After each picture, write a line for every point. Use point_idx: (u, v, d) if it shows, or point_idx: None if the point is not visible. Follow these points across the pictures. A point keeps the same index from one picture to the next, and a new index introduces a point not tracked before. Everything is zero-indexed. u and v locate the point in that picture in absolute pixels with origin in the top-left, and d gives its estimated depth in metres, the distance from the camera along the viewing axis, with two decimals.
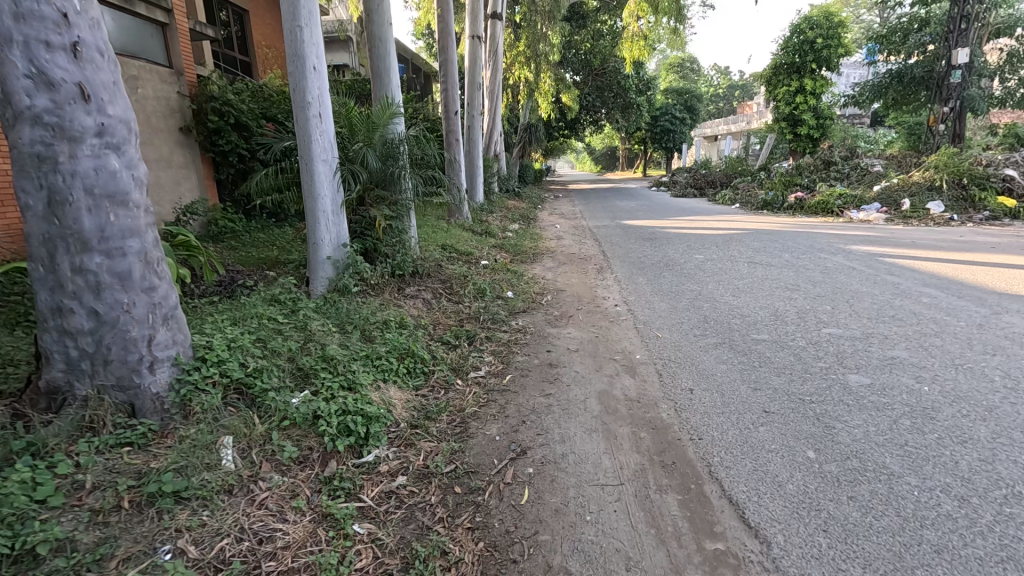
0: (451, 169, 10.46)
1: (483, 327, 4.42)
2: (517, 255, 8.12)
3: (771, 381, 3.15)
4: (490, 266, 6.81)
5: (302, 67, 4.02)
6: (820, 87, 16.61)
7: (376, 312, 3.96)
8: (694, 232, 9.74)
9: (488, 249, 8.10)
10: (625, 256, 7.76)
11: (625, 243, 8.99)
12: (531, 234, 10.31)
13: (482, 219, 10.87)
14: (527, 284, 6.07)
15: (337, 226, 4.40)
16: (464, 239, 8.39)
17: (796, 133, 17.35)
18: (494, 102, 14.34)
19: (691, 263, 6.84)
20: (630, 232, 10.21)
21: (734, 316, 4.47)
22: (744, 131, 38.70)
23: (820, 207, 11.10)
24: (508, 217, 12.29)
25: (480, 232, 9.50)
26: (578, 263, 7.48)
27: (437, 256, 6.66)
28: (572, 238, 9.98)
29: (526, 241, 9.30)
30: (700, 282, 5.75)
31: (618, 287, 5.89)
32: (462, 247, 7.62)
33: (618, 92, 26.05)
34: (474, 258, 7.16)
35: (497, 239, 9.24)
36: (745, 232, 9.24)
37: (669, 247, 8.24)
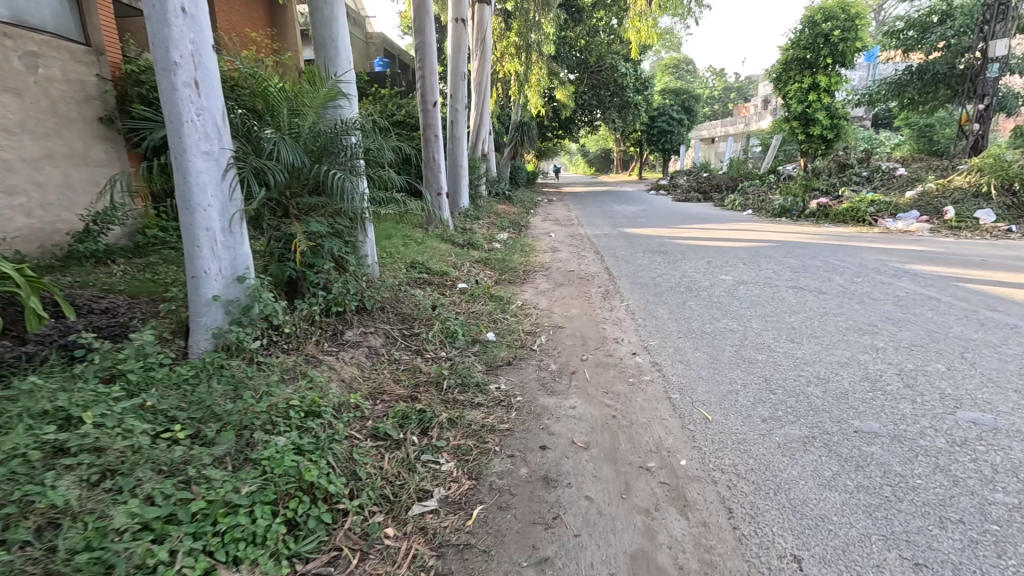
0: (429, 168, 8.99)
1: (446, 399, 3.03)
2: (504, 273, 6.74)
3: (937, 546, 1.78)
4: (469, 291, 5.41)
5: (163, 7, 2.59)
6: (835, 85, 15.41)
7: (273, 391, 2.55)
8: (710, 243, 8.40)
9: (469, 267, 6.70)
10: (634, 275, 6.42)
11: (631, 257, 7.65)
12: (522, 245, 8.95)
13: (466, 227, 9.49)
14: (515, 318, 4.68)
15: (233, 251, 2.97)
16: (440, 254, 7.00)
17: (808, 133, 16.11)
18: (481, 95, 12.94)
19: (718, 287, 5.50)
20: (636, 243, 8.87)
21: (809, 382, 3.11)
22: (743, 133, 37.68)
23: (849, 215, 9.79)
24: (496, 224, 10.92)
25: (462, 243, 8.12)
26: (578, 286, 6.11)
27: (400, 280, 5.25)
28: (569, 250, 8.63)
29: (516, 254, 7.91)
30: (740, 319, 4.40)
31: (632, 322, 4.53)
32: (436, 265, 6.23)
33: (615, 91, 24.82)
34: (449, 279, 5.75)
35: (481, 252, 7.85)
36: (772, 244, 7.91)
37: (685, 263, 6.90)
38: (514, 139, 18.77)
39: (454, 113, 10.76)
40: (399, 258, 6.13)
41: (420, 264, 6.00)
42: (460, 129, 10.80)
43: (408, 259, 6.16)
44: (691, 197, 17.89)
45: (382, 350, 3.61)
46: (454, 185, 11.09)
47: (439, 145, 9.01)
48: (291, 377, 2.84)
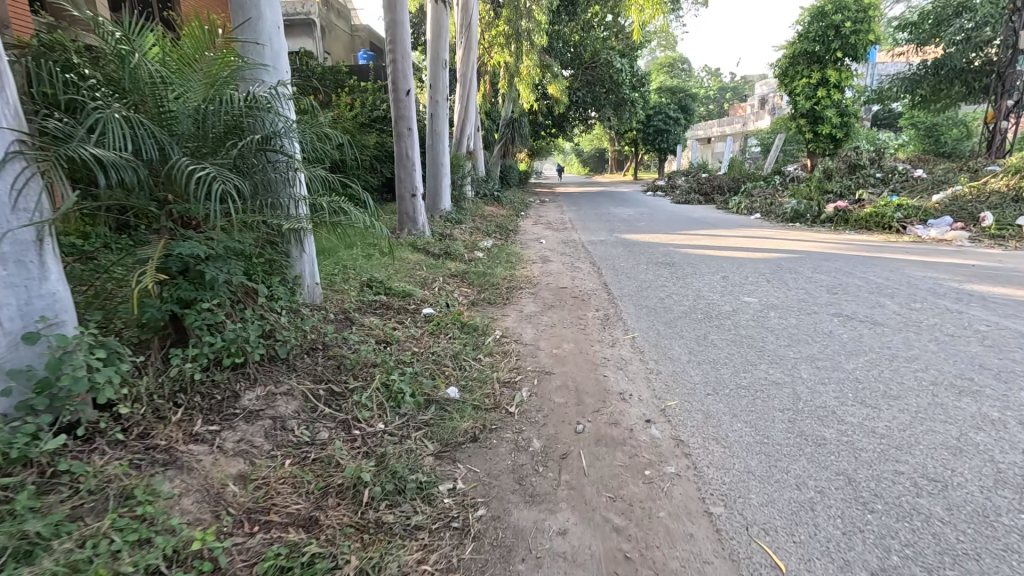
0: (403, 165, 7.85)
1: (365, 524, 1.95)
2: (483, 291, 5.66)
3: None
4: (435, 319, 4.33)
5: None
6: (845, 80, 14.45)
7: (38, 554, 1.48)
8: (721, 253, 7.37)
9: (441, 283, 5.62)
10: (636, 294, 5.38)
11: (631, 269, 6.63)
12: (506, 254, 7.89)
13: (446, 234, 8.42)
14: (490, 361, 3.61)
15: (25, 286, 1.92)
16: (407, 268, 5.93)
17: (816, 132, 15.15)
18: (467, 87, 11.85)
19: (744, 315, 4.46)
20: (637, 252, 7.83)
21: (920, 491, 2.05)
22: (741, 134, 36.76)
23: (873, 221, 8.79)
24: (481, 228, 9.84)
25: (438, 253, 7.05)
26: (570, 309, 5.05)
27: (348, 308, 4.16)
28: (560, 260, 7.58)
29: (500, 266, 6.85)
30: (783, 365, 3.36)
31: (642, 368, 3.47)
32: (398, 284, 5.16)
33: (610, 88, 23.80)
34: (412, 303, 4.68)
35: (459, 264, 6.78)
36: (794, 255, 6.88)
37: (698, 279, 5.86)
38: (504, 136, 17.68)
39: (435, 105, 9.67)
40: (354, 275, 5.05)
41: (378, 283, 4.91)
42: (442, 123, 9.70)
43: (365, 276, 5.07)
44: (691, 198, 16.89)
45: (289, 424, 2.52)
46: (434, 186, 9.98)
47: (415, 139, 7.88)
48: (101, 502, 1.76)
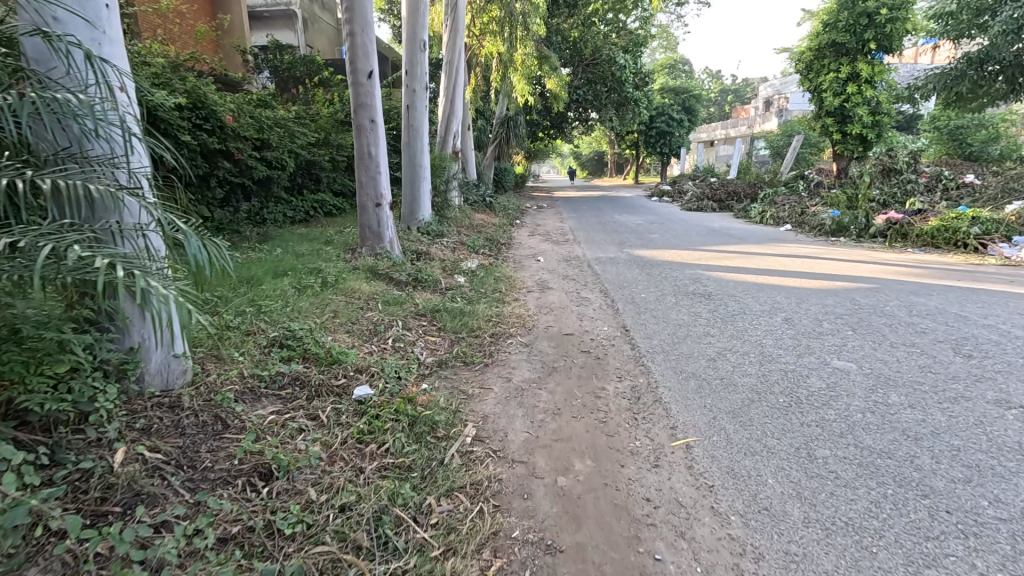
0: (362, 167, 6.22)
1: None
2: (458, 342, 4.07)
3: None
4: (369, 411, 2.75)
5: None
6: (879, 75, 12.94)
7: None
8: (766, 279, 5.81)
9: (398, 332, 4.04)
10: (671, 351, 3.82)
11: (656, 304, 5.09)
12: (495, 276, 6.34)
13: (423, 252, 6.87)
14: (447, 516, 2.04)
15: None
16: (356, 307, 4.35)
17: (845, 132, 13.60)
18: (454, 77, 10.24)
19: (849, 400, 2.89)
20: (657, 278, 6.29)
21: None
22: (746, 136, 35.30)
23: (941, 237, 7.26)
24: (466, 242, 8.27)
25: (404, 279, 5.49)
26: (579, 377, 3.48)
27: (224, 398, 2.58)
28: (562, 287, 6.04)
29: (485, 297, 5.28)
30: (995, 546, 1.79)
31: (723, 542, 1.90)
32: (332, 338, 3.59)
33: (613, 86, 22.30)
34: (342, 374, 3.10)
35: (431, 296, 5.21)
36: (865, 285, 5.32)
37: (751, 325, 4.30)
38: (497, 137, 16.11)
39: (411, 95, 8.07)
40: (265, 328, 3.47)
41: (297, 340, 3.33)
42: (421, 116, 8.12)
43: (281, 327, 3.49)
44: (703, 205, 15.34)
45: None
46: (411, 191, 8.35)
47: (382, 134, 6.26)
48: None
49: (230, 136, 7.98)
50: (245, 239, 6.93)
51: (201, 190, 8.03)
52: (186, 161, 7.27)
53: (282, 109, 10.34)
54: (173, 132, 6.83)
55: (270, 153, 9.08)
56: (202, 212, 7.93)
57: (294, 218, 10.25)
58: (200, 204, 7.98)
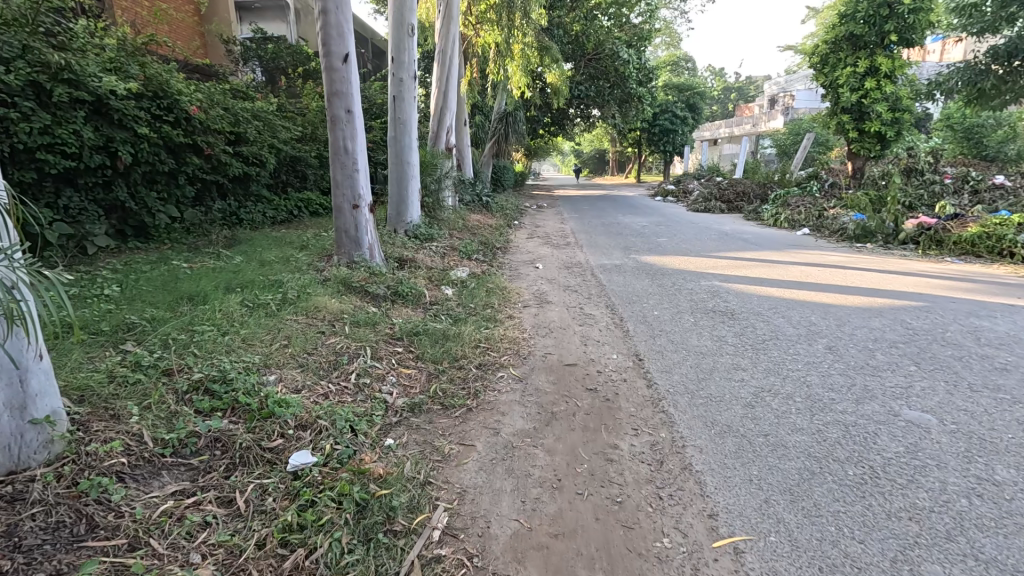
0: (337, 163, 5.47)
1: None
2: (437, 377, 3.37)
3: None
4: (305, 491, 2.05)
5: None
6: (899, 69, 12.24)
7: None
8: (795, 294, 5.11)
9: (364, 365, 3.33)
10: (696, 391, 3.11)
11: (671, 324, 4.39)
12: (487, 287, 5.63)
13: (408, 259, 6.17)
14: None
15: None
16: (317, 330, 3.65)
17: (862, 129, 12.86)
18: (448, 67, 9.50)
19: (942, 473, 2.20)
20: (671, 290, 5.59)
21: None
22: (751, 134, 34.54)
23: (983, 245, 6.61)
24: (458, 247, 7.57)
25: (382, 292, 4.79)
26: (584, 428, 2.78)
27: (97, 481, 1.88)
28: (562, 301, 5.34)
29: (475, 315, 4.58)
30: None
31: None
32: (277, 377, 2.89)
33: (616, 82, 21.56)
34: (278, 431, 2.40)
35: (412, 314, 4.52)
36: (913, 303, 4.62)
37: (789, 355, 3.61)
38: (495, 133, 15.38)
39: (398, 85, 7.34)
40: (191, 365, 2.77)
41: (227, 383, 2.63)
42: (408, 109, 7.39)
43: (211, 364, 2.79)
44: (711, 206, 14.62)
45: None
46: (398, 190, 7.61)
47: (359, 125, 5.51)
48: None
49: (198, 129, 7.29)
50: (211, 244, 6.24)
51: (169, 188, 7.34)
52: (148, 156, 6.58)
53: (263, 102, 9.65)
54: (130, 123, 6.14)
55: (245, 149, 8.37)
56: (169, 212, 7.23)
57: (275, 218, 9.57)
58: (168, 204, 7.29)
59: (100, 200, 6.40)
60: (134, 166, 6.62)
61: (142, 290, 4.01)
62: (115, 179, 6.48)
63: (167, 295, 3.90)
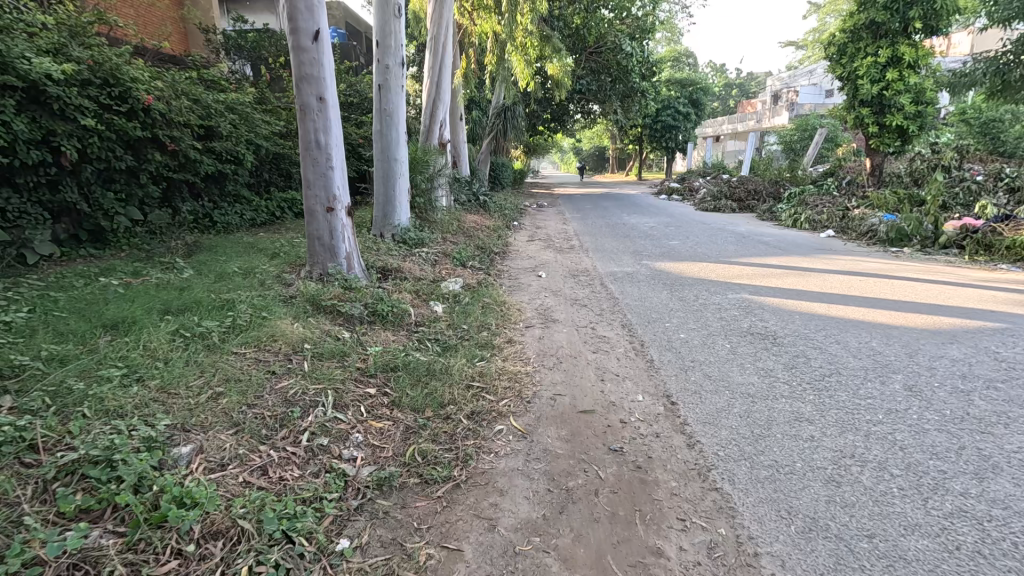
0: (306, 161, 4.66)
1: None
2: (416, 435, 2.62)
3: None
4: None
5: None
6: (923, 59, 11.47)
7: None
8: (842, 311, 4.39)
9: (321, 420, 2.57)
10: (755, 458, 2.37)
11: (703, 353, 3.65)
12: (483, 301, 4.89)
13: (393, 268, 5.42)
14: None
15: None
16: (268, 369, 2.89)
17: (883, 123, 12.07)
18: (440, 55, 8.70)
19: None
20: (694, 305, 4.85)
21: None
22: (755, 131, 33.77)
23: None
24: (452, 252, 6.83)
25: (359, 311, 4.05)
26: (612, 518, 2.04)
27: None
28: (570, 319, 4.60)
29: (468, 340, 3.86)
30: None
31: None
32: (194, 448, 2.13)
33: (619, 76, 20.76)
34: (174, 546, 1.66)
35: (392, 342, 3.77)
36: (990, 325, 3.89)
37: (861, 398, 2.87)
38: (493, 128, 14.59)
39: (384, 73, 6.54)
40: (73, 436, 2.00)
41: (113, 465, 1.87)
42: (395, 99, 6.60)
43: (98, 434, 2.03)
44: (721, 205, 13.87)
45: None
46: (385, 190, 6.82)
47: (335, 116, 4.70)
48: None
49: (159, 121, 6.52)
50: (170, 251, 5.49)
51: (130, 187, 6.57)
52: (100, 151, 5.81)
53: (240, 93, 8.87)
54: (74, 114, 5.36)
55: (217, 145, 7.61)
56: (130, 215, 6.47)
57: (254, 220, 8.81)
58: (129, 206, 6.53)
59: (45, 201, 5.65)
60: (84, 163, 5.84)
61: (56, 315, 3.26)
62: (62, 178, 5.72)
63: (86, 322, 3.14)
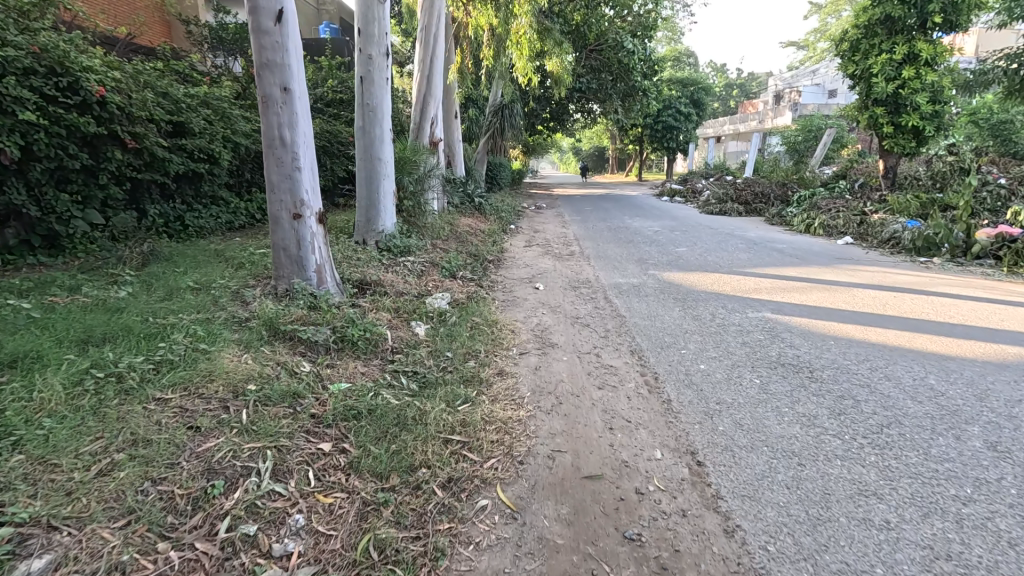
0: (270, 161, 4.06)
1: None
2: (373, 515, 2.04)
3: None
4: None
5: None
6: (941, 56, 10.88)
7: None
8: (884, 336, 3.82)
9: (250, 497, 1.99)
10: (818, 559, 1.79)
11: (730, 392, 3.06)
12: (472, 321, 4.30)
13: (372, 282, 4.82)
14: None
15: None
16: (190, 425, 2.30)
17: (898, 124, 11.50)
18: (431, 47, 8.12)
19: None
20: (712, 327, 4.26)
21: None
22: (758, 131, 33.22)
23: None
24: (441, 261, 6.24)
25: (326, 336, 3.46)
26: None
27: None
28: (571, 343, 4.01)
29: (452, 373, 3.27)
30: None
31: None
32: (55, 559, 1.56)
33: (620, 75, 20.19)
34: None
35: (359, 377, 3.18)
36: None
37: (938, 462, 2.29)
38: (490, 127, 13.98)
39: (367, 64, 5.94)
40: None
41: None
42: (379, 93, 6.02)
43: None
44: (727, 208, 13.30)
45: None
46: (369, 193, 6.21)
47: (302, 107, 4.09)
48: None
49: (119, 116, 5.93)
50: (123, 261, 4.89)
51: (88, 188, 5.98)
52: (48, 149, 5.23)
53: (217, 88, 8.27)
54: (13, 107, 4.78)
55: (189, 143, 7.01)
56: (89, 219, 5.89)
57: (231, 224, 8.23)
58: (88, 209, 5.94)
59: None
60: (31, 161, 5.25)
61: None
62: (6, 178, 5.13)
63: None
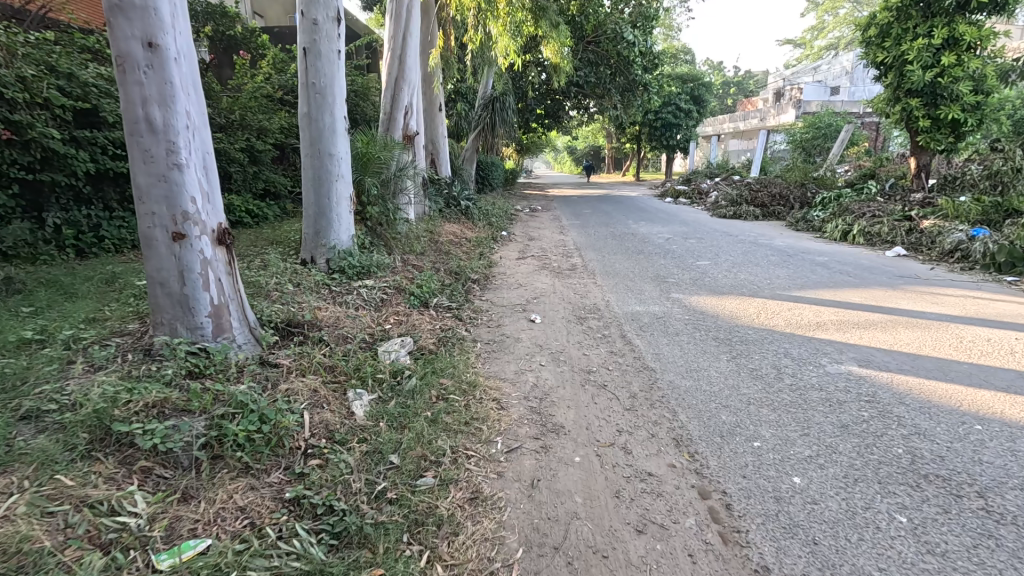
0: (133, 155, 2.72)
1: None
2: None
3: None
4: None
5: None
6: (986, 40, 9.65)
7: None
8: None
9: None
10: None
11: (867, 554, 1.77)
12: (439, 388, 2.98)
13: (305, 325, 3.50)
14: None
15: None
16: None
17: (935, 117, 10.28)
18: (403, 22, 6.79)
19: None
20: (783, 395, 2.96)
21: None
22: (760, 129, 32.04)
23: None
24: (412, 284, 4.92)
25: (196, 434, 2.16)
26: None
27: None
28: (583, 427, 2.70)
29: (393, 509, 1.97)
30: None
31: None
32: None
33: (620, 68, 18.88)
34: None
35: (227, 526, 1.85)
36: None
37: None
38: (479, 122, 12.64)
39: (311, 31, 4.60)
40: None
41: None
42: (329, 69, 4.68)
43: None
44: (742, 211, 12.07)
45: None
46: (317, 199, 4.88)
47: (184, 76, 2.77)
48: None
49: None
50: None
51: None
52: None
53: None
54: None
55: (100, 136, 5.68)
56: None
57: None
58: None
59: None
60: None
61: None
62: None
63: None
